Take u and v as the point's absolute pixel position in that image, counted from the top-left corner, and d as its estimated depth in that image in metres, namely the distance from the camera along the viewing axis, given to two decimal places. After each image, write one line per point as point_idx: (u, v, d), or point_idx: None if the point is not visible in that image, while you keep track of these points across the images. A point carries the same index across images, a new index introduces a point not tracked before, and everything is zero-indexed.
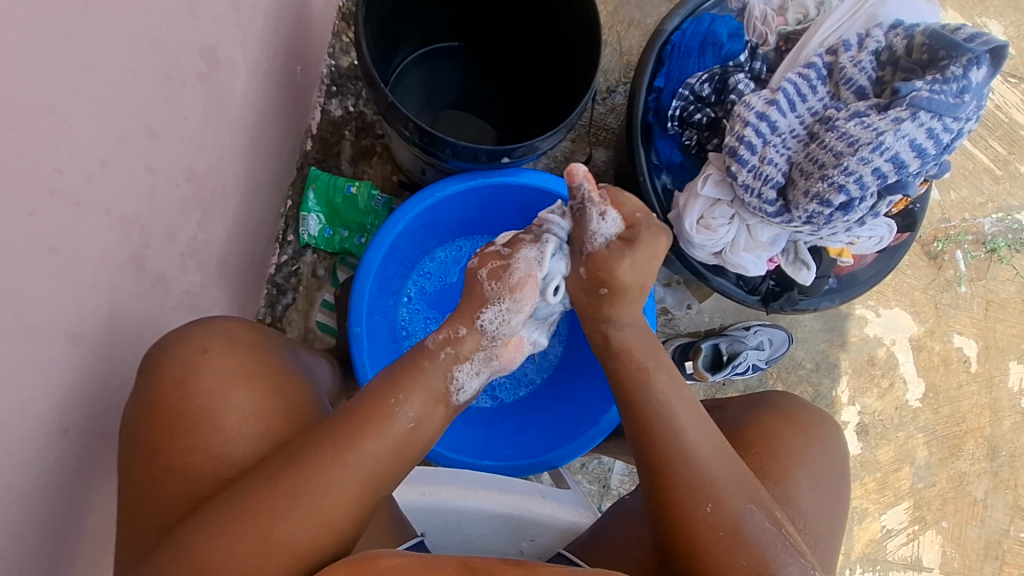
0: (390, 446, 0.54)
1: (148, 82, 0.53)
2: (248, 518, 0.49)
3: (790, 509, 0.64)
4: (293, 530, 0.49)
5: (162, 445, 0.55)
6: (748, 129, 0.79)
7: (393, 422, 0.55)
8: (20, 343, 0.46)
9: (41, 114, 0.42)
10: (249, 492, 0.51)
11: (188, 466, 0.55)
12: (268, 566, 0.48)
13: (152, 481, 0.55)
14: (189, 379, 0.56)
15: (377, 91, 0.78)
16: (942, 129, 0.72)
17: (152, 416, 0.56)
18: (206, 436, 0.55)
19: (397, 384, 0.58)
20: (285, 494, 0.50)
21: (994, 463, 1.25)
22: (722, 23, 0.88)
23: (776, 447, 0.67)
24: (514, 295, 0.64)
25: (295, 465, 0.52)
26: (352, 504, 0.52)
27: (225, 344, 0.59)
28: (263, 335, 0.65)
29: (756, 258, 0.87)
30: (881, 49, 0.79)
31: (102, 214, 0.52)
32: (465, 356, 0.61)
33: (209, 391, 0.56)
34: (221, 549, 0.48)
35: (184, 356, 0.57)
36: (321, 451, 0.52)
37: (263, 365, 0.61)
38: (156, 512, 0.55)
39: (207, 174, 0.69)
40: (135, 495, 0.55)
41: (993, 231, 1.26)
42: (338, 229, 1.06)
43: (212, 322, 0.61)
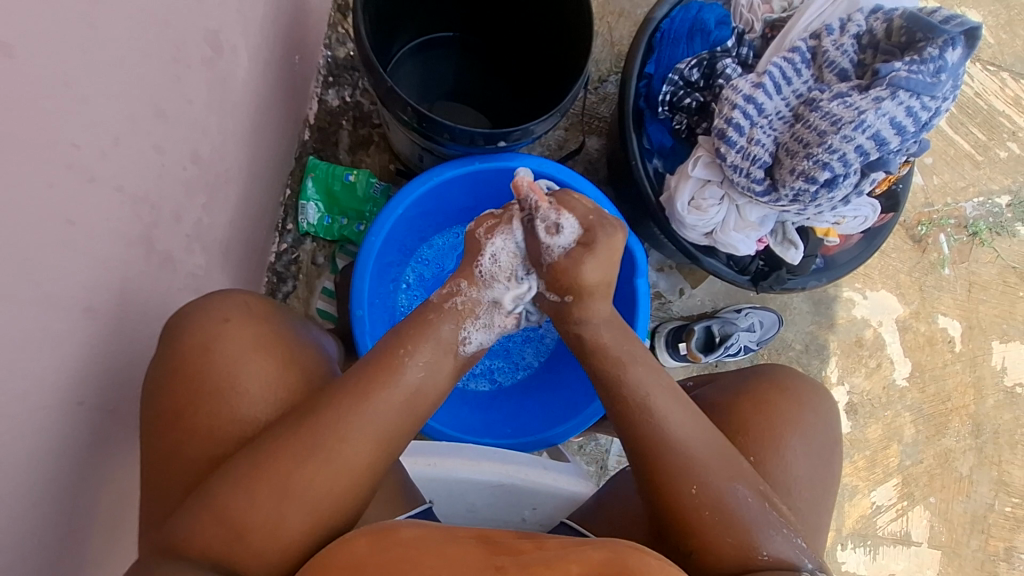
0: (404, 411, 0.58)
1: (156, 64, 0.55)
2: (271, 473, 0.52)
3: (784, 473, 0.67)
4: (315, 488, 0.53)
5: (184, 409, 0.57)
6: (736, 111, 0.81)
7: (402, 376, 0.58)
8: (40, 312, 0.48)
9: (59, 90, 0.44)
10: (270, 450, 0.53)
11: (211, 428, 0.57)
12: (290, 518, 0.52)
13: (174, 442, 0.57)
14: (211, 347, 0.58)
15: (377, 77, 0.80)
16: (921, 108, 0.75)
17: (175, 382, 0.58)
18: (228, 401, 0.58)
19: (402, 341, 0.61)
20: (304, 451, 0.53)
21: (979, 440, 1.29)
22: (710, 10, 0.91)
23: (768, 415, 0.70)
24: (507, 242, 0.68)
25: (311, 426, 0.54)
26: (367, 460, 0.55)
27: (244, 314, 0.61)
28: (274, 308, 0.66)
29: (746, 237, 0.90)
30: (862, 33, 0.82)
31: (115, 191, 0.54)
32: (468, 311, 0.64)
33: (231, 358, 0.58)
34: (247, 500, 0.52)
35: (205, 325, 0.59)
36: (335, 412, 0.55)
37: (280, 335, 0.62)
38: (178, 470, 0.57)
39: (211, 157, 0.71)
40: (157, 456, 0.58)
41: (974, 215, 1.30)
42: (337, 217, 1.08)
43: (229, 294, 0.63)
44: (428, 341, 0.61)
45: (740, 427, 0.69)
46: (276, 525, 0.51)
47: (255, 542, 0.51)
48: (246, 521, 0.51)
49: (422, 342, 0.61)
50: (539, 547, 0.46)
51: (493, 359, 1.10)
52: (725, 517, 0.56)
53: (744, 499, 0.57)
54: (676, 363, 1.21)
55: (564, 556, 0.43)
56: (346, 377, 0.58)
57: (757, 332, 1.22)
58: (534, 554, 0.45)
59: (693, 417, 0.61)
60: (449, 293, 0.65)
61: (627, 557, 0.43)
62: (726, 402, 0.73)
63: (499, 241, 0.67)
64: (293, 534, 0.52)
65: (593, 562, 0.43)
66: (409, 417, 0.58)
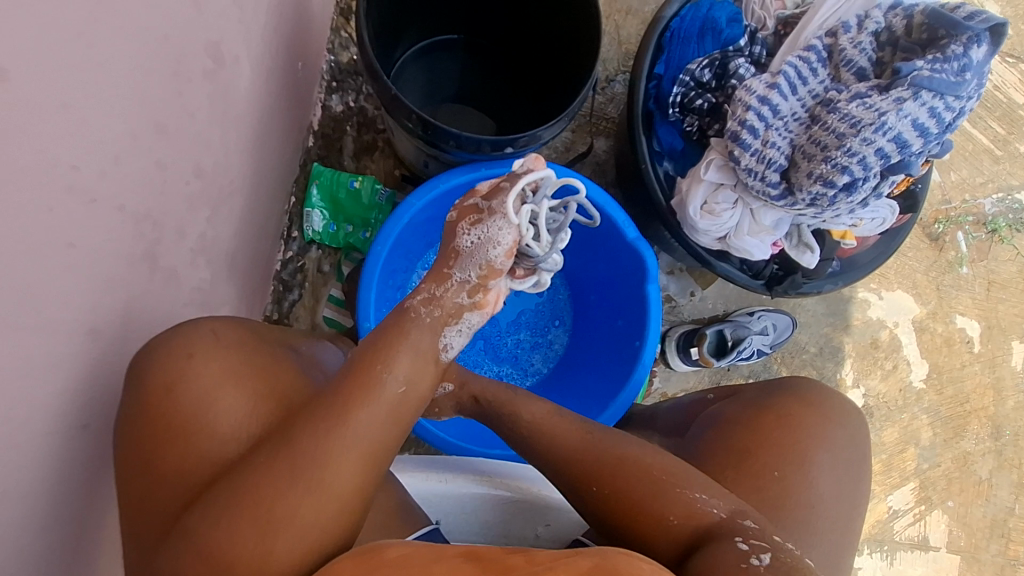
0: (383, 410, 0.56)
1: (157, 77, 0.53)
2: (247, 502, 0.50)
3: (808, 488, 0.66)
4: (299, 510, 0.50)
5: (156, 453, 0.55)
6: (750, 113, 0.78)
7: (383, 388, 0.56)
8: (42, 338, 0.47)
9: (56, 111, 0.42)
10: (245, 480, 0.51)
11: (184, 471, 0.55)
12: (277, 547, 0.49)
13: (147, 488, 0.55)
14: (177, 385, 0.56)
15: (381, 84, 0.78)
16: (945, 108, 0.71)
17: (144, 425, 0.56)
18: (200, 441, 0.55)
19: (381, 353, 0.59)
20: (286, 476, 0.51)
21: (999, 443, 1.26)
22: (721, 8, 0.89)
23: (793, 428, 0.69)
24: (489, 231, 0.62)
25: (289, 448, 0.52)
26: (355, 479, 0.53)
27: (212, 348, 0.59)
28: (253, 335, 0.64)
29: (761, 242, 0.88)
30: (880, 30, 0.79)
31: (117, 210, 0.52)
32: (448, 316, 0.63)
33: (200, 395, 0.56)
34: (225, 535, 0.49)
35: (171, 362, 0.57)
36: (312, 430, 0.52)
37: (251, 366, 0.60)
38: (154, 516, 0.55)
39: (214, 170, 0.69)
40: (134, 506, 0.55)
41: (993, 212, 1.27)
42: (342, 225, 1.07)
43: (196, 324, 0.61)
44: (407, 346, 0.60)
45: (762, 440, 0.68)
46: (262, 556, 0.49)
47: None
48: (231, 557, 0.49)
49: (399, 354, 0.59)
50: (530, 562, 0.45)
51: (501, 366, 1.11)
52: (682, 484, 0.61)
53: (631, 452, 0.65)
54: (687, 367, 1.20)
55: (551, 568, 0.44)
56: (325, 392, 0.56)
57: (770, 335, 1.20)
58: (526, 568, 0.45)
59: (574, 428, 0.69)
60: (428, 298, 0.63)
61: (618, 560, 0.44)
62: (752, 412, 0.72)
63: (487, 230, 0.63)
64: (280, 568, 0.49)
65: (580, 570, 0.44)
66: (394, 427, 0.57)
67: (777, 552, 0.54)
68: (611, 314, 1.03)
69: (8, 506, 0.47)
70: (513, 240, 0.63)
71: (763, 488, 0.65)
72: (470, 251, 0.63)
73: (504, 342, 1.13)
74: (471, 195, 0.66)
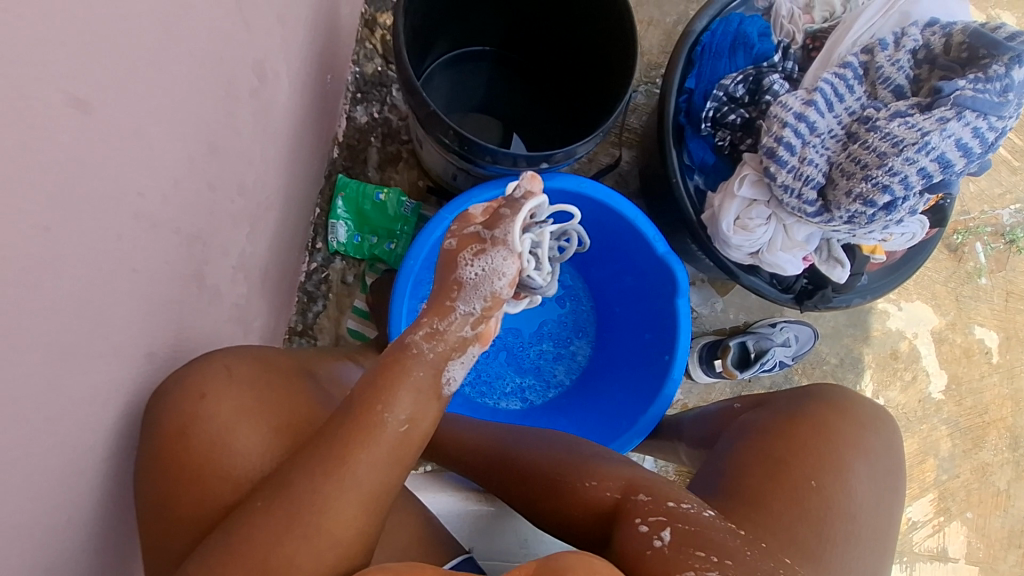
0: (386, 454, 0.52)
1: (211, 99, 0.53)
2: (244, 552, 0.48)
3: (846, 496, 0.64)
4: (298, 561, 0.48)
5: (165, 496, 0.53)
6: (787, 130, 0.78)
7: (383, 430, 0.53)
8: (104, 364, 0.46)
9: (128, 138, 0.42)
10: (242, 527, 0.49)
11: (193, 514, 0.53)
12: None
13: (157, 529, 0.53)
14: (188, 427, 0.53)
15: (419, 100, 0.78)
16: (988, 128, 0.71)
17: (153, 467, 0.53)
18: (210, 483, 0.53)
19: (380, 390, 0.54)
20: (285, 526, 0.48)
21: (1017, 453, 1.26)
22: (751, 23, 0.90)
23: (829, 437, 0.68)
24: (490, 264, 0.58)
25: (287, 495, 0.50)
26: (354, 527, 0.50)
27: (225, 385, 0.56)
28: (267, 365, 0.61)
29: (793, 257, 0.87)
30: (918, 48, 0.79)
31: (174, 233, 0.51)
32: (452, 351, 0.58)
33: (213, 436, 0.54)
34: None
35: (182, 401, 0.54)
36: (311, 476, 0.50)
37: (265, 402, 0.57)
38: (163, 556, 0.53)
39: (254, 187, 0.69)
40: (148, 545, 0.54)
41: (1012, 222, 1.27)
42: (367, 236, 1.07)
43: (209, 358, 0.57)
44: (408, 386, 0.55)
45: (800, 449, 0.67)
46: None
47: None
48: None
49: (401, 391, 0.55)
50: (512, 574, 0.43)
51: (524, 378, 1.12)
52: (577, 477, 0.63)
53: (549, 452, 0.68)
54: (709, 378, 1.19)
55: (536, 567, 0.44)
56: (329, 431, 0.53)
57: (792, 347, 1.20)
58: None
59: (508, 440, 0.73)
60: (430, 332, 0.58)
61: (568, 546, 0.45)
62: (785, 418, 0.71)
63: (488, 262, 0.58)
64: None
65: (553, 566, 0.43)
66: (399, 468, 0.54)
67: (674, 522, 0.54)
68: (636, 328, 1.04)
69: (66, 534, 0.47)
70: (517, 271, 0.59)
71: (803, 500, 0.63)
72: (470, 285, 0.58)
73: (526, 353, 1.12)
74: (469, 222, 0.61)
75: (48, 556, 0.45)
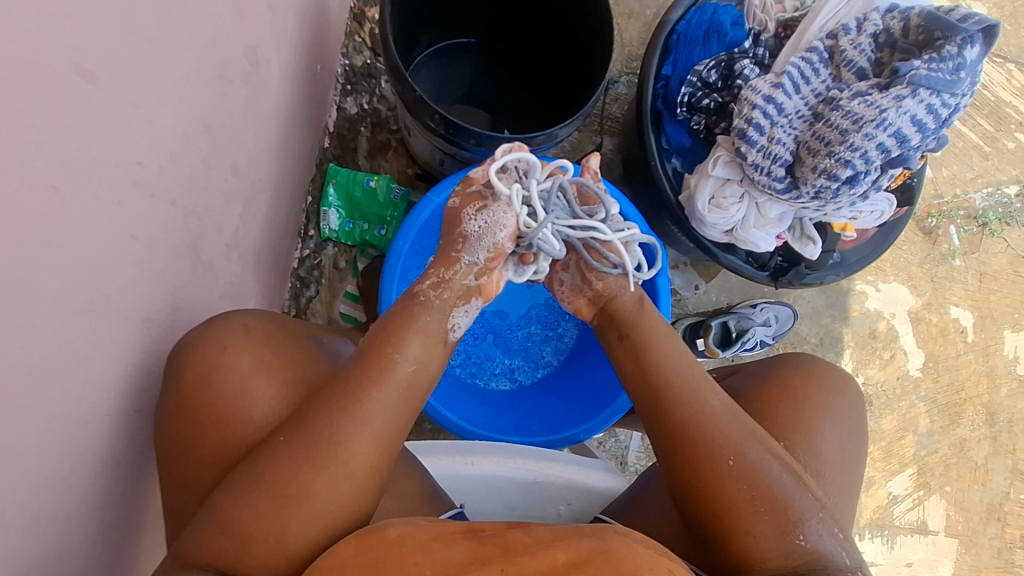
0: (396, 393, 0.58)
1: (205, 79, 0.56)
2: (269, 482, 0.53)
3: (812, 454, 0.68)
4: (317, 491, 0.53)
5: (193, 438, 0.59)
6: (756, 112, 0.82)
7: (393, 372, 0.58)
8: (107, 324, 0.49)
9: (128, 111, 0.45)
10: (267, 461, 0.54)
11: (217, 455, 0.58)
12: (295, 524, 0.52)
13: (184, 469, 0.59)
14: (210, 377, 0.59)
15: (405, 86, 0.82)
16: (941, 105, 0.75)
17: (179, 413, 0.59)
18: (231, 428, 0.58)
19: (390, 334, 0.61)
20: (306, 458, 0.54)
21: (993, 429, 1.30)
22: (725, 12, 0.93)
23: (795, 400, 0.71)
24: (489, 214, 0.65)
25: (307, 433, 0.55)
26: (368, 463, 0.55)
27: (243, 340, 0.61)
28: (281, 326, 0.66)
29: (766, 234, 0.91)
30: (878, 32, 0.83)
31: (170, 205, 0.55)
32: (455, 300, 0.64)
33: (235, 384, 0.59)
34: (250, 514, 0.52)
35: (205, 353, 0.59)
36: (329, 415, 0.55)
37: (282, 357, 0.63)
38: (191, 493, 0.59)
39: (247, 169, 0.72)
40: (175, 484, 0.59)
41: (984, 206, 1.32)
42: (358, 222, 1.10)
43: (228, 318, 0.63)
44: (416, 330, 0.62)
45: (769, 412, 0.70)
46: (282, 531, 0.52)
47: (259, 552, 0.51)
48: (251, 533, 0.52)
49: (409, 336, 0.61)
50: (530, 537, 0.49)
51: (512, 359, 1.15)
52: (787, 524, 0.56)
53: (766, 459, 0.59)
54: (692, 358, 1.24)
55: (550, 544, 0.48)
56: (341, 376, 0.58)
57: (773, 327, 1.24)
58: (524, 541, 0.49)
59: (724, 409, 0.61)
60: (436, 282, 0.64)
61: (613, 542, 0.47)
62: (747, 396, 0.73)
63: (486, 215, 0.65)
64: (298, 544, 0.52)
65: (581, 549, 0.47)
66: (406, 408, 0.59)
67: None
68: None
69: (71, 485, 0.50)
70: (515, 224, 0.65)
71: None
72: (472, 237, 0.65)
73: (514, 335, 1.16)
74: (472, 183, 0.68)
75: (53, 504, 0.48)
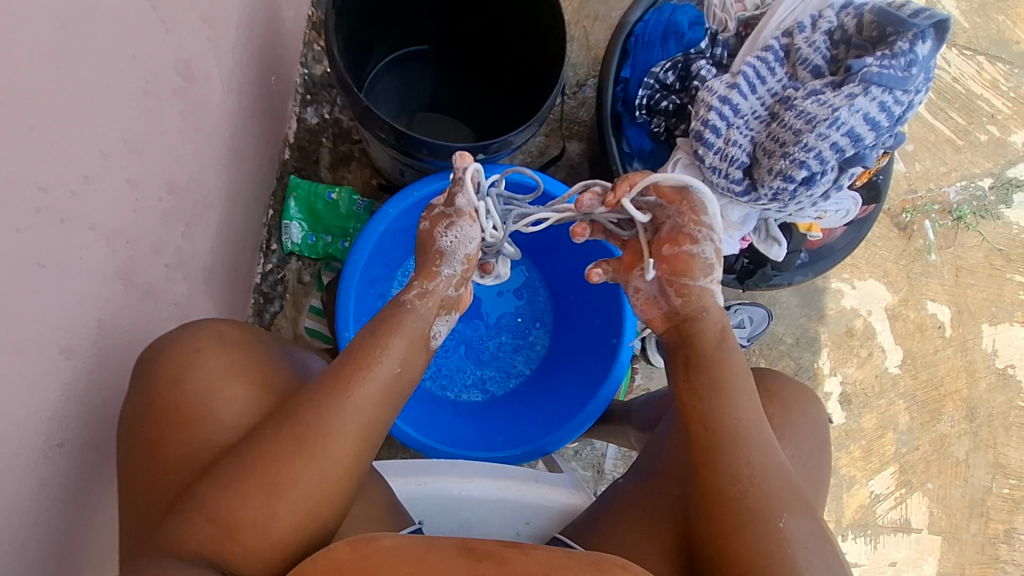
0: (380, 393, 0.59)
1: (126, 97, 0.54)
2: (253, 473, 0.54)
3: None
4: (303, 481, 0.54)
5: (165, 436, 0.59)
6: (712, 113, 0.81)
7: (376, 370, 0.59)
8: (17, 357, 0.47)
9: (25, 135, 0.43)
10: (250, 454, 0.55)
11: (188, 454, 0.58)
12: (280, 512, 0.53)
13: (153, 468, 0.59)
14: (183, 377, 0.60)
15: (352, 97, 0.80)
16: (894, 102, 0.74)
17: (152, 412, 0.59)
18: (204, 426, 0.59)
19: (377, 338, 0.61)
20: (291, 450, 0.55)
21: (974, 424, 1.29)
22: (683, 13, 0.92)
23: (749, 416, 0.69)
24: (461, 233, 0.67)
25: (293, 426, 0.56)
26: (353, 452, 0.57)
27: (215, 343, 0.62)
28: (250, 331, 0.67)
29: (729, 238, 0.90)
30: (834, 29, 0.82)
31: (89, 230, 0.53)
32: (438, 311, 0.66)
33: (207, 384, 0.60)
34: (236, 503, 0.53)
35: (177, 356, 0.61)
36: (314, 409, 0.57)
37: (252, 359, 0.64)
38: (159, 493, 0.58)
39: (189, 186, 0.70)
40: (142, 484, 0.59)
41: (958, 199, 1.31)
42: (322, 235, 1.08)
43: (204, 324, 0.64)
44: (402, 336, 0.62)
45: None
46: (268, 520, 0.53)
47: (245, 539, 0.53)
48: (237, 521, 0.53)
49: (395, 339, 0.62)
50: (527, 556, 0.46)
51: (484, 369, 1.13)
52: None
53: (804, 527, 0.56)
54: None
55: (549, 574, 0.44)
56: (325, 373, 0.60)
57: (747, 328, 1.23)
58: (519, 564, 0.46)
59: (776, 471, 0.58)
60: (420, 292, 0.65)
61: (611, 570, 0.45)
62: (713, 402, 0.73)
63: (457, 233, 0.67)
64: (282, 532, 0.53)
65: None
66: (387, 409, 0.60)
67: None
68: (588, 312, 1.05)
69: None
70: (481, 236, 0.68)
71: None
72: (448, 255, 0.67)
73: (485, 346, 1.15)
74: (434, 204, 0.70)
75: None
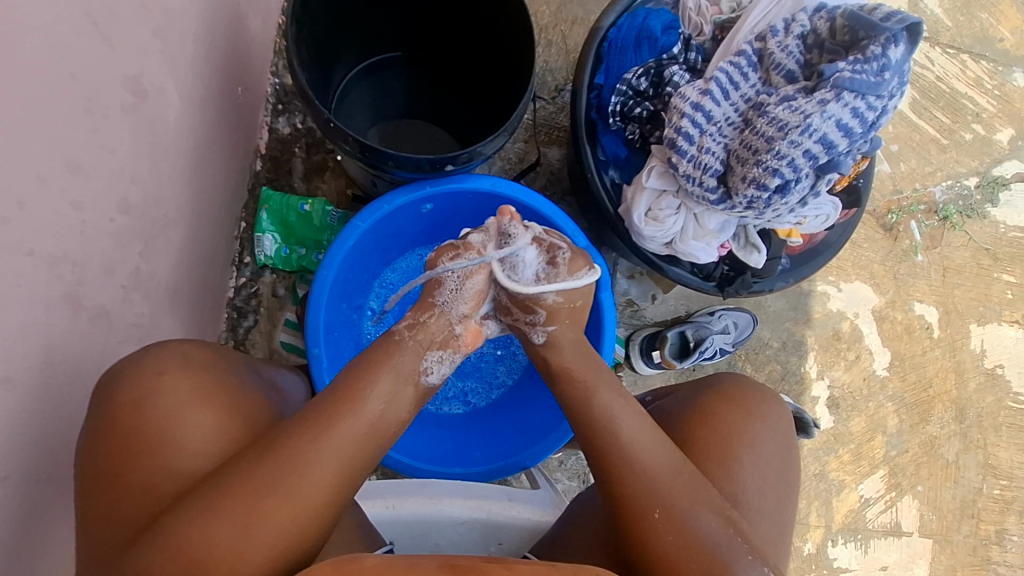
0: (365, 425, 0.58)
1: (64, 117, 0.52)
2: (229, 501, 0.51)
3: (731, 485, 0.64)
4: (282, 508, 0.52)
5: (125, 466, 0.55)
6: (685, 120, 0.79)
7: (364, 404, 0.58)
8: None
9: None
10: (225, 482, 0.52)
11: (150, 484, 0.55)
12: (256, 540, 0.51)
13: (112, 499, 0.55)
14: (144, 404, 0.57)
15: (315, 109, 0.78)
16: (867, 108, 0.73)
17: (112, 440, 0.56)
18: (169, 454, 0.56)
19: (363, 368, 0.60)
20: (271, 477, 0.52)
21: (963, 425, 1.28)
22: (656, 17, 0.90)
23: (717, 431, 0.67)
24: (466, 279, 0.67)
25: (274, 453, 0.54)
26: (336, 480, 0.55)
27: (180, 367, 0.59)
28: (218, 355, 0.65)
29: (706, 246, 0.88)
30: (806, 33, 0.80)
31: (25, 255, 0.51)
32: (428, 343, 0.64)
33: (171, 410, 0.57)
34: (208, 532, 0.50)
35: (141, 380, 0.57)
36: (296, 436, 0.55)
37: (219, 384, 0.61)
38: (117, 527, 0.54)
39: (145, 205, 0.68)
40: (98, 518, 0.54)
41: (944, 199, 1.30)
42: (295, 248, 1.06)
43: (167, 346, 0.61)
44: (388, 369, 0.61)
45: (694, 445, 0.66)
46: (243, 548, 0.50)
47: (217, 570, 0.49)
48: (209, 551, 0.49)
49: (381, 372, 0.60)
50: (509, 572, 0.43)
51: (466, 381, 1.11)
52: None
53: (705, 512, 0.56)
54: (651, 370, 1.20)
55: None
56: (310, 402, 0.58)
57: (732, 334, 1.21)
58: None
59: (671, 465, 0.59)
60: (411, 323, 0.65)
61: None
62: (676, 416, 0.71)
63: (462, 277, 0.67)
64: (257, 561, 0.50)
65: None
66: (371, 443, 0.58)
67: None
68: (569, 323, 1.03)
69: None
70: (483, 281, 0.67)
71: None
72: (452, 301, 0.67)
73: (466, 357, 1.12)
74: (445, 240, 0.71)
75: None
